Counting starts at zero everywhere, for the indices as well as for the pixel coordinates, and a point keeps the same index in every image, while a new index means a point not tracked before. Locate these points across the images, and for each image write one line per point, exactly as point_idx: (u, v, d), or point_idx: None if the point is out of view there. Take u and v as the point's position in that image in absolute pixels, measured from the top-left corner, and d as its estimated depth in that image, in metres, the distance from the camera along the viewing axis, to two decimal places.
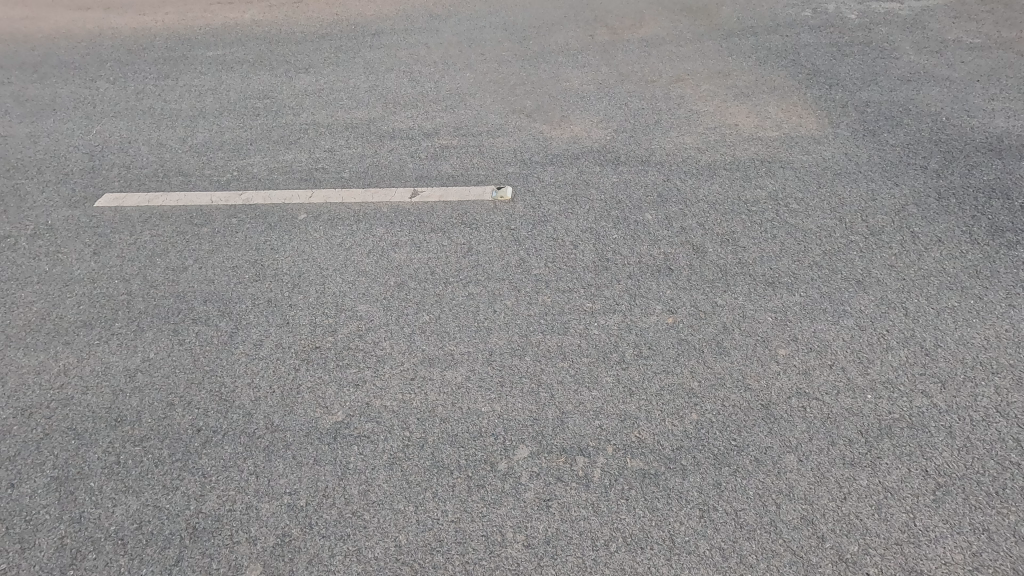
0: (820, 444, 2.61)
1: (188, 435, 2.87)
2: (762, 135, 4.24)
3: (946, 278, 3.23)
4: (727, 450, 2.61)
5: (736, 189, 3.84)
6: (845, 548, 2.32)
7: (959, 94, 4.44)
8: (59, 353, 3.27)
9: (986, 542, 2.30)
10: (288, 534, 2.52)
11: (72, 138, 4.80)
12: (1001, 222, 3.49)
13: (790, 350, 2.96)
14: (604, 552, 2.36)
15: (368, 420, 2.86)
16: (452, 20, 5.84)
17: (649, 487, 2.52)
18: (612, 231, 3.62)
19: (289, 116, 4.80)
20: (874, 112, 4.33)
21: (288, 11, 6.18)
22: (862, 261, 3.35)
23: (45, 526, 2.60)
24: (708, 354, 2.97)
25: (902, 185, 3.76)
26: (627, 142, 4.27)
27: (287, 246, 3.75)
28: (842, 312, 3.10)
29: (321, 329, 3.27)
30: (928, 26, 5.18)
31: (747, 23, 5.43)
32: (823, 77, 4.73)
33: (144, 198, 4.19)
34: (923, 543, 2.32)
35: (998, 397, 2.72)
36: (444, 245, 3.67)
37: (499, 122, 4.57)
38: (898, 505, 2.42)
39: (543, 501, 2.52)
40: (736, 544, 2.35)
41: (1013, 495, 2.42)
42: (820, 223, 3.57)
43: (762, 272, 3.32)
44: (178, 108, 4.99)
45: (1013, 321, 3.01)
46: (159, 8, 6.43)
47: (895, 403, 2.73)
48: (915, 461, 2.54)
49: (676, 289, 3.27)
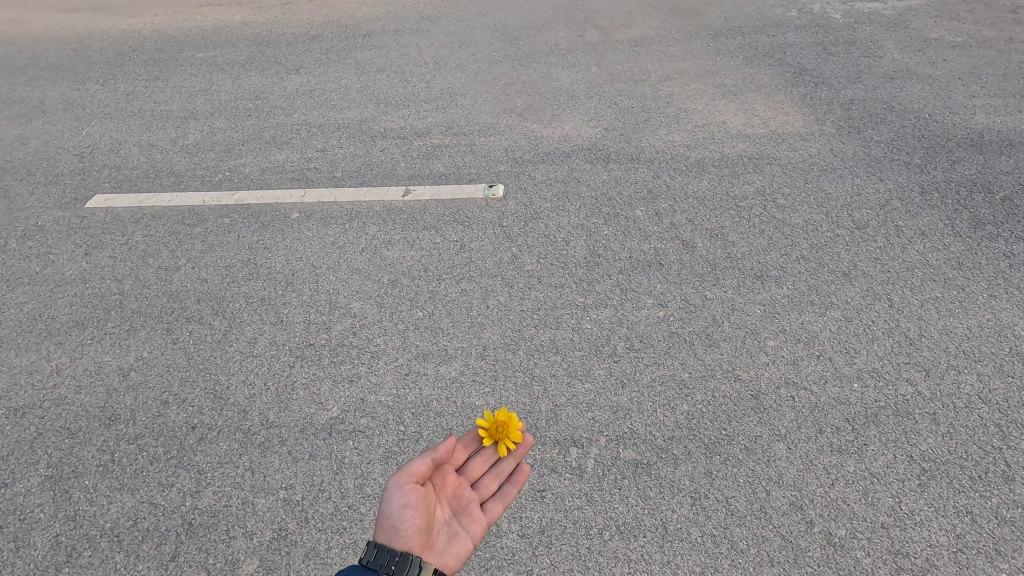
0: (809, 432, 2.64)
1: (183, 432, 2.87)
2: (751, 132, 4.28)
3: (930, 270, 3.27)
4: (719, 440, 2.63)
5: (725, 185, 3.88)
6: (834, 533, 2.34)
7: (942, 91, 4.50)
8: (51, 353, 3.26)
9: (970, 524, 2.34)
10: (284, 528, 2.53)
11: (62, 140, 4.79)
12: (983, 216, 3.54)
13: (779, 342, 2.99)
14: (598, 540, 2.37)
15: (362, 415, 2.87)
16: (442, 21, 5.87)
17: (642, 476, 2.54)
18: (603, 228, 3.65)
19: (281, 116, 4.81)
20: (860, 110, 4.38)
21: (278, 13, 6.19)
22: (850, 254, 3.39)
23: (39, 525, 2.59)
24: (699, 346, 2.99)
25: (887, 180, 3.81)
26: (617, 140, 4.30)
27: (280, 245, 3.76)
28: (830, 303, 3.14)
29: (314, 327, 3.27)
30: (911, 25, 5.25)
31: (735, 23, 5.48)
32: (810, 75, 4.78)
33: (135, 199, 4.18)
34: (909, 526, 2.35)
35: (981, 384, 2.77)
36: (437, 243, 3.68)
37: (490, 121, 4.60)
38: (885, 490, 2.45)
39: (536, 492, 2.53)
40: (728, 531, 2.37)
41: (995, 478, 2.46)
42: (808, 218, 3.61)
43: (752, 265, 3.36)
44: (169, 109, 4.99)
45: (996, 311, 3.06)
46: (148, 11, 6.43)
47: (882, 391, 2.76)
48: (900, 448, 2.57)
49: (667, 283, 3.29)
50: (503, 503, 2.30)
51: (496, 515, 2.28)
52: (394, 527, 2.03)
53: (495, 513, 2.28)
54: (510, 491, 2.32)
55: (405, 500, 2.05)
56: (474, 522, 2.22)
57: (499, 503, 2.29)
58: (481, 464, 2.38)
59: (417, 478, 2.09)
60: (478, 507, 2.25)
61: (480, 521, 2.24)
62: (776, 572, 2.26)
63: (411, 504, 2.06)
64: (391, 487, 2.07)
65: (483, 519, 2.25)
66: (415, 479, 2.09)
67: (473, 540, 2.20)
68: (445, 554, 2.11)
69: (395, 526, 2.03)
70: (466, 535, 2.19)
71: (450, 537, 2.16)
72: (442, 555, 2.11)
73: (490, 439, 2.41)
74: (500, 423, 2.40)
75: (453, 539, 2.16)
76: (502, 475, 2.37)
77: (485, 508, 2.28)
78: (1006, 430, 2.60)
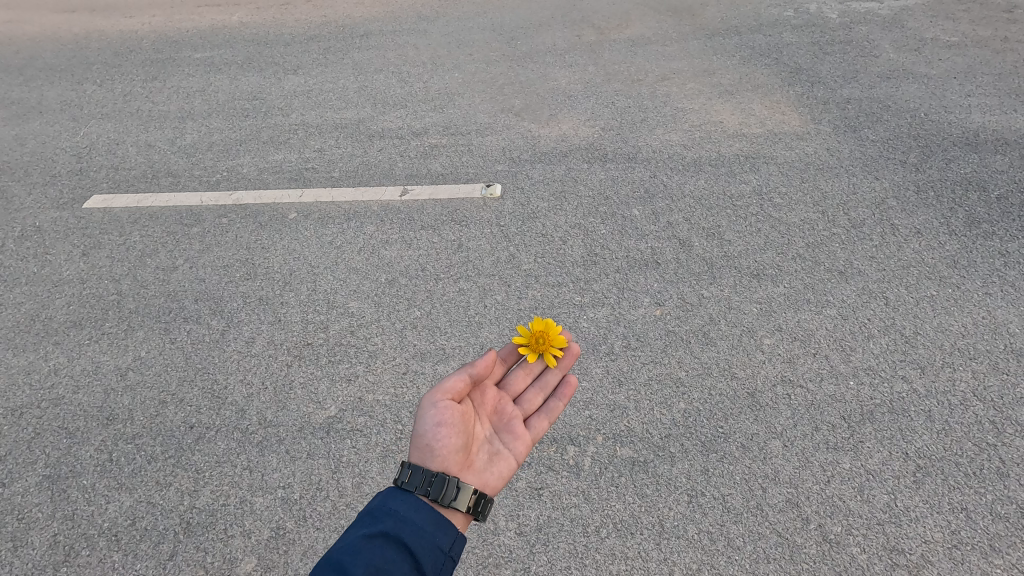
0: (805, 430, 2.65)
1: (181, 431, 2.87)
2: (747, 132, 4.30)
3: (926, 268, 3.28)
4: (715, 437, 2.64)
5: (721, 184, 3.89)
6: (829, 530, 2.35)
7: (938, 90, 4.51)
8: (49, 353, 3.27)
9: (964, 520, 2.35)
10: (282, 526, 2.53)
11: (59, 140, 4.79)
12: (979, 214, 3.56)
13: (775, 340, 3.00)
14: (595, 538, 2.38)
15: (359, 414, 2.88)
16: (440, 21, 5.88)
17: (639, 474, 2.55)
18: (600, 227, 3.66)
19: (278, 116, 4.81)
20: (856, 109, 4.40)
21: (275, 14, 6.20)
22: (846, 252, 3.40)
23: (38, 524, 2.59)
24: (695, 344, 3.00)
25: (883, 178, 3.82)
26: (614, 140, 4.31)
27: (278, 245, 3.76)
28: (826, 301, 3.15)
29: (312, 326, 3.28)
30: (907, 24, 5.27)
31: (732, 23, 5.49)
32: (806, 75, 4.80)
33: (133, 199, 4.19)
34: (904, 523, 2.36)
35: (975, 381, 2.78)
36: (435, 243, 3.69)
37: (487, 121, 4.60)
38: (881, 487, 2.46)
39: (534, 490, 2.53)
40: (724, 528, 2.38)
41: (989, 475, 2.47)
42: (804, 217, 3.62)
43: (748, 264, 3.37)
44: (167, 109, 4.99)
45: (991, 309, 3.07)
46: (146, 11, 6.43)
47: (878, 389, 2.77)
48: (895, 445, 2.58)
49: (663, 282, 3.30)
50: (548, 419, 2.30)
51: (541, 432, 2.27)
52: (432, 446, 2.01)
53: (541, 428, 2.28)
54: (555, 407, 2.32)
55: (442, 418, 2.03)
56: (518, 439, 2.21)
57: (544, 420, 2.29)
58: (524, 380, 2.37)
59: (453, 396, 2.06)
60: (521, 424, 2.25)
61: (524, 437, 2.23)
62: (772, 569, 2.27)
63: (448, 422, 2.03)
64: (426, 405, 2.04)
65: (528, 435, 2.25)
66: (451, 396, 2.06)
67: (517, 457, 2.19)
68: (489, 473, 2.10)
69: (433, 445, 2.01)
70: (510, 452, 2.18)
71: (494, 455, 2.15)
72: (486, 473, 2.10)
73: (532, 355, 2.39)
74: (538, 339, 2.38)
75: (498, 456, 2.15)
76: (546, 389, 2.37)
77: (529, 424, 2.28)
78: (1001, 427, 2.62)
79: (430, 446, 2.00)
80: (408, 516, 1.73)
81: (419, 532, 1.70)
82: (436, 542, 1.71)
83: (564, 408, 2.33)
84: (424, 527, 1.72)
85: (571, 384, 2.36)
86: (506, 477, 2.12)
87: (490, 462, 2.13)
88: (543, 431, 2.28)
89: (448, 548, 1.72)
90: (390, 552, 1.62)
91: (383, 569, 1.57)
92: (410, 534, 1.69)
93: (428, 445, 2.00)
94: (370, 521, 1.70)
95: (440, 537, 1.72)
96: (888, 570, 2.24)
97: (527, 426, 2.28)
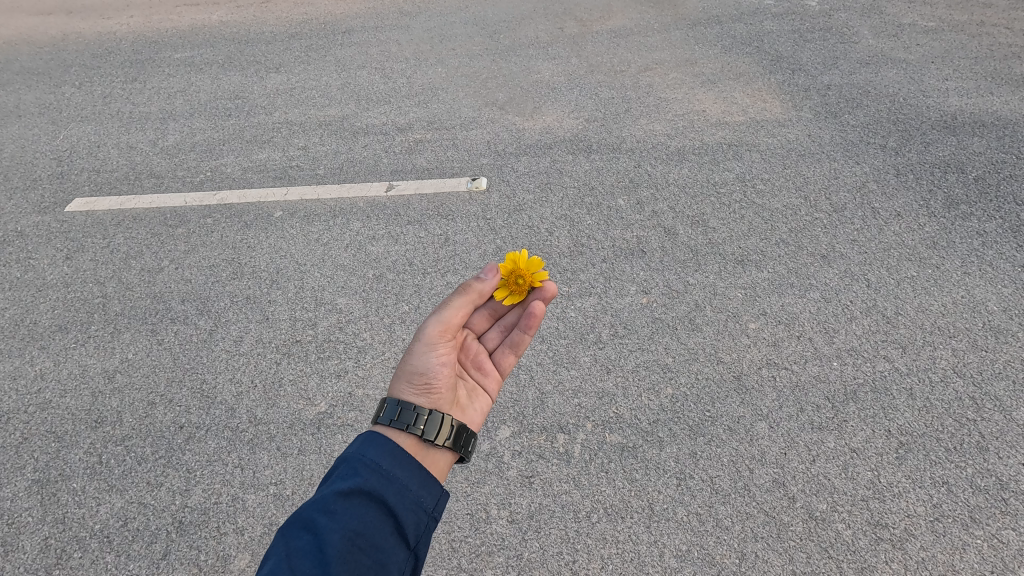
0: (790, 411, 2.69)
1: (171, 432, 2.87)
2: (729, 120, 4.32)
3: (906, 250, 3.33)
4: (702, 422, 2.67)
5: (704, 173, 3.91)
6: (814, 507, 2.39)
7: (917, 75, 4.56)
8: (34, 358, 3.24)
9: (946, 494, 2.40)
10: (275, 522, 2.54)
11: (38, 145, 4.73)
12: (957, 195, 3.61)
13: (760, 324, 3.04)
14: (586, 523, 2.40)
15: (350, 408, 2.89)
16: (422, 17, 5.86)
17: (628, 459, 2.57)
18: (586, 217, 3.67)
19: (262, 115, 4.78)
20: (836, 96, 4.44)
21: (256, 13, 6.16)
22: (828, 236, 3.44)
23: (28, 528, 2.58)
24: (682, 331, 3.03)
25: (862, 163, 3.87)
26: (599, 131, 4.33)
27: (265, 244, 3.75)
28: (809, 286, 3.19)
29: (301, 324, 3.27)
30: (885, 11, 5.33)
31: (713, 13, 5.53)
32: (787, 62, 4.83)
33: (115, 201, 4.16)
34: (887, 498, 2.41)
35: (955, 359, 2.83)
36: (422, 237, 3.69)
37: (471, 114, 4.61)
38: (864, 464, 2.51)
39: (525, 478, 2.55)
40: (711, 509, 2.41)
41: (970, 449, 2.53)
42: (787, 202, 3.66)
43: (732, 251, 3.40)
44: (148, 110, 4.95)
45: (970, 288, 3.13)
46: (123, 12, 6.36)
47: (861, 368, 2.82)
48: (878, 422, 2.63)
49: (650, 270, 3.33)
50: (514, 354, 2.16)
51: (512, 366, 2.17)
52: (429, 385, 1.88)
53: (508, 364, 2.16)
54: (521, 337, 2.14)
55: (439, 356, 1.93)
56: (487, 374, 2.12)
57: (510, 354, 2.16)
58: (485, 321, 2.22)
59: (450, 329, 1.98)
60: (489, 359, 2.14)
61: (495, 373, 2.14)
62: (761, 547, 2.30)
63: (444, 361, 1.94)
64: (425, 345, 1.92)
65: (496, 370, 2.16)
66: (449, 331, 1.97)
67: (491, 392, 2.11)
68: (473, 410, 2.01)
69: (430, 384, 1.89)
70: (484, 388, 2.09)
71: (471, 391, 2.05)
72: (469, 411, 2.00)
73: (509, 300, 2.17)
74: (520, 273, 2.16)
75: (475, 394, 2.05)
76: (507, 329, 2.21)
77: (494, 358, 2.17)
78: (980, 402, 2.67)
79: (426, 385, 1.88)
80: (391, 470, 1.54)
81: (404, 491, 1.52)
82: (420, 503, 1.53)
83: (530, 342, 2.13)
84: (408, 485, 1.53)
85: (537, 316, 2.04)
86: (487, 413, 2.04)
87: (471, 398, 2.03)
88: (510, 365, 2.16)
89: (432, 509, 1.55)
90: (370, 514, 1.44)
91: (361, 534, 1.40)
92: (394, 493, 1.50)
93: (425, 385, 1.87)
94: (347, 473, 1.51)
95: (425, 497, 1.54)
96: (873, 545, 2.28)
97: (492, 362, 2.16)
